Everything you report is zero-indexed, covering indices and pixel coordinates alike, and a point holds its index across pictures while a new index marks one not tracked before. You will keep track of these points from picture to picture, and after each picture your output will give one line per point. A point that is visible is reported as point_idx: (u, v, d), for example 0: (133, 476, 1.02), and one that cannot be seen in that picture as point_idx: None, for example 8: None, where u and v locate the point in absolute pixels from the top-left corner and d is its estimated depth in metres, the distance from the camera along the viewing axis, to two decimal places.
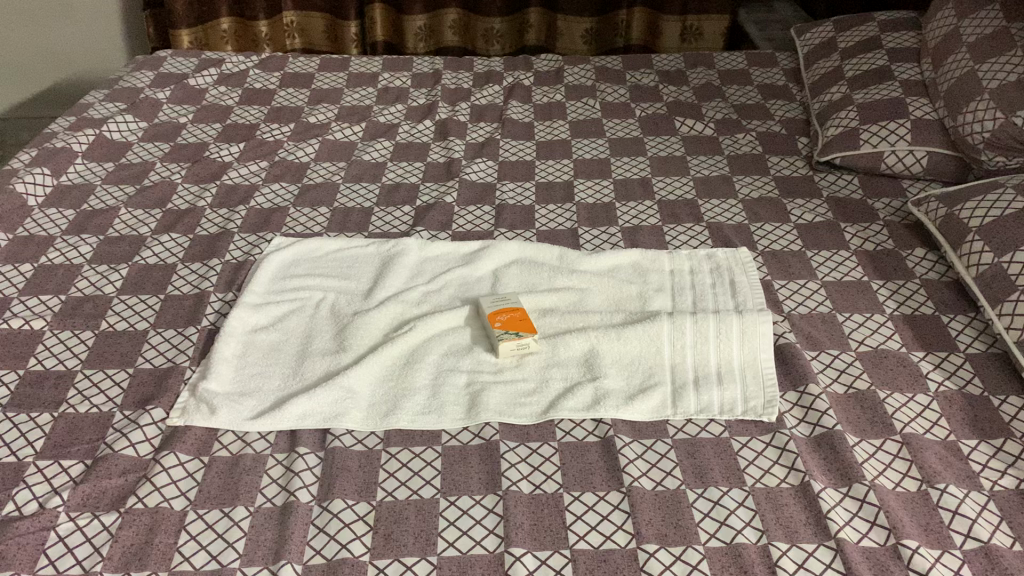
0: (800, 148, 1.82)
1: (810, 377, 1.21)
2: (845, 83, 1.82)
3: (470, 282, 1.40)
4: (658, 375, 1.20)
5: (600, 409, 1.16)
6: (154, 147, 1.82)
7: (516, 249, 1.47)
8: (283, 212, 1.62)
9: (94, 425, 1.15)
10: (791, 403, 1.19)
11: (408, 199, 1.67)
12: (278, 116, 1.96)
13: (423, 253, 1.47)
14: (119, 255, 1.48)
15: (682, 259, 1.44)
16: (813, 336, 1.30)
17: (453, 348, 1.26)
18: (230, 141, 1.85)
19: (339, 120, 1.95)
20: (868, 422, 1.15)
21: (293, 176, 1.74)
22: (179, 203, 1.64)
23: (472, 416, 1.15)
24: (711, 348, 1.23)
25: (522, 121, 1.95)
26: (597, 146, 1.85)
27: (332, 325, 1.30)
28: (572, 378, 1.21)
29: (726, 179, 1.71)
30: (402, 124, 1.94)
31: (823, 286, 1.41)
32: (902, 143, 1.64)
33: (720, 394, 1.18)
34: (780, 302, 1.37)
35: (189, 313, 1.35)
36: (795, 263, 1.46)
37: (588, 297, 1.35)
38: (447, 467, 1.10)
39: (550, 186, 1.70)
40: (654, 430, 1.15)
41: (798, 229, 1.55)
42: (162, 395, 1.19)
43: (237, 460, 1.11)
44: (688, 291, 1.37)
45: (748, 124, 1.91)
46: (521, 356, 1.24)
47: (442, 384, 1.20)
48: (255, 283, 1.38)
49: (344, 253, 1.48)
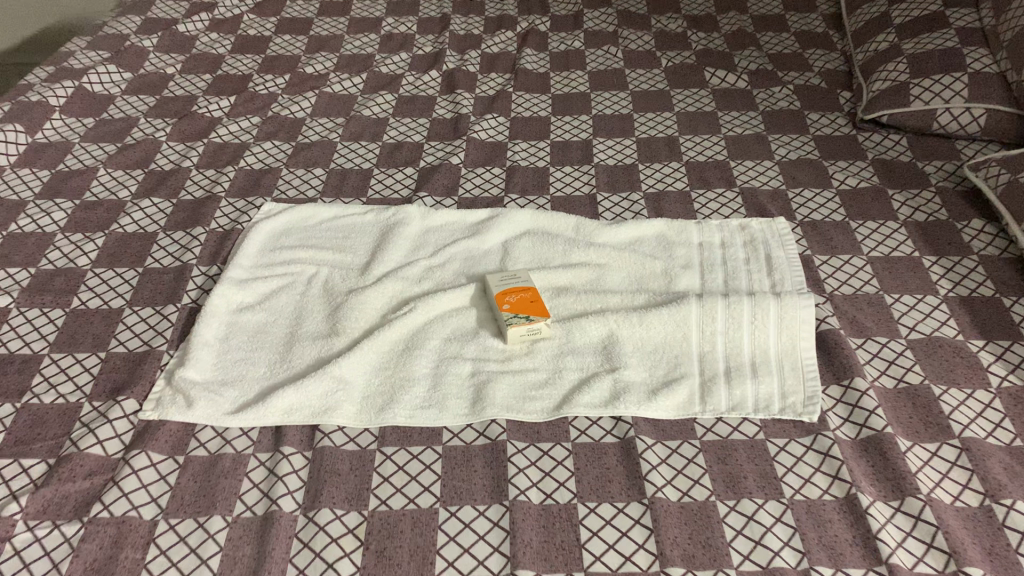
0: (842, 103, 1.65)
1: (856, 370, 1.08)
2: (893, 32, 1.65)
3: (478, 256, 1.30)
4: (684, 367, 1.09)
5: (619, 406, 1.04)
6: (137, 101, 1.68)
7: (528, 218, 1.36)
8: (276, 174, 1.49)
9: (60, 418, 1.04)
10: (835, 398, 1.06)
11: (411, 160, 1.53)
12: (274, 66, 1.81)
13: (426, 223, 1.36)
14: (96, 223, 1.36)
15: (711, 231, 1.32)
16: (857, 321, 1.17)
17: (456, 333, 1.16)
18: (222, 93, 1.71)
19: (338, 70, 1.80)
20: (922, 424, 1.02)
21: (287, 133, 1.60)
22: (163, 163, 1.50)
23: (477, 413, 1.04)
24: (744, 335, 1.11)
25: (537, 71, 1.80)
26: (619, 99, 1.69)
27: (325, 306, 1.20)
28: (589, 369, 1.10)
29: (760, 138, 1.55)
30: (406, 75, 1.79)
31: (868, 263, 1.26)
32: (957, 99, 1.47)
33: (754, 388, 1.06)
34: (821, 281, 1.23)
35: (169, 288, 1.24)
36: (838, 236, 1.32)
37: (606, 276, 1.24)
38: (449, 472, 0.98)
39: (566, 146, 1.56)
40: (679, 431, 1.03)
41: (840, 196, 1.40)
42: (136, 384, 1.08)
43: (216, 461, 1.00)
44: (717, 268, 1.25)
45: (784, 75, 1.74)
46: (531, 343, 1.14)
47: (444, 374, 1.09)
48: (241, 256, 1.27)
49: (340, 221, 1.37)
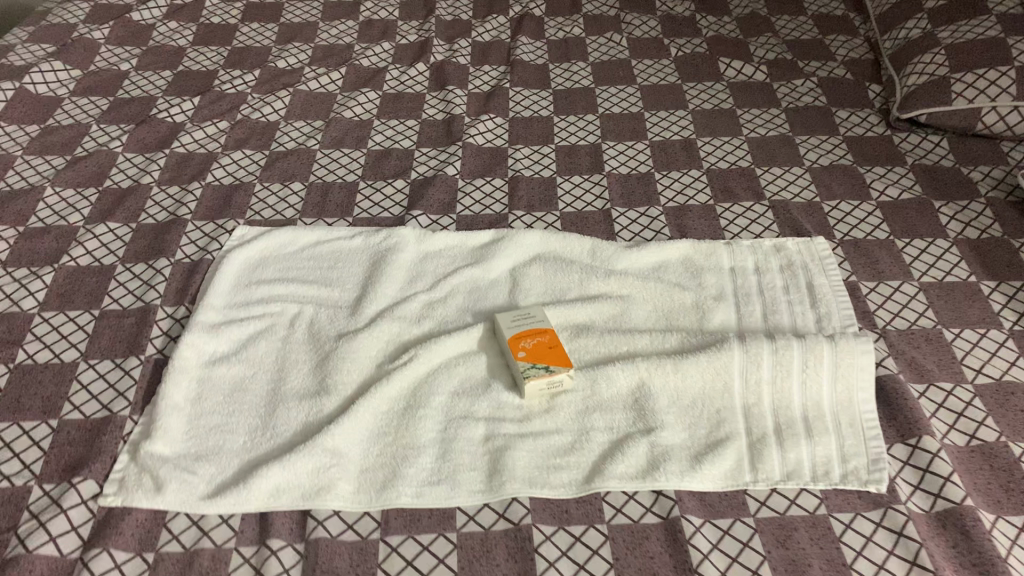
0: (871, 98, 1.51)
1: (924, 426, 0.95)
2: (925, 17, 1.50)
3: (483, 288, 1.14)
4: (729, 426, 0.95)
5: (659, 478, 0.90)
6: (88, 104, 1.49)
7: (538, 240, 1.20)
8: (248, 190, 1.32)
9: (4, 507, 0.89)
10: (902, 460, 0.93)
11: (400, 170, 1.37)
12: (242, 60, 1.63)
13: (423, 247, 1.20)
14: (43, 255, 1.19)
15: (743, 253, 1.18)
16: (917, 363, 1.03)
17: (465, 386, 1.01)
18: (184, 93, 1.53)
19: (314, 64, 1.62)
20: (1004, 492, 0.90)
21: (260, 140, 1.43)
22: (119, 179, 1.33)
23: (495, 490, 0.90)
24: (795, 386, 0.98)
25: (534, 63, 1.63)
26: (627, 95, 1.54)
27: (311, 355, 1.04)
28: (620, 429, 0.96)
29: (786, 140, 1.41)
30: (390, 68, 1.62)
31: (922, 290, 1.13)
32: (1004, 97, 1.33)
33: (811, 450, 0.93)
34: (871, 313, 1.10)
35: (131, 335, 1.08)
36: (885, 258, 1.18)
37: (631, 311, 1.10)
38: (467, 567, 0.84)
39: (573, 152, 1.40)
40: (729, 506, 0.89)
41: (882, 209, 1.26)
42: (95, 461, 0.92)
43: (191, 560, 0.84)
44: (755, 299, 1.10)
45: (806, 66, 1.59)
46: (551, 398, 0.99)
47: (455, 441, 0.94)
48: (212, 295, 1.11)
49: (325, 246, 1.20)
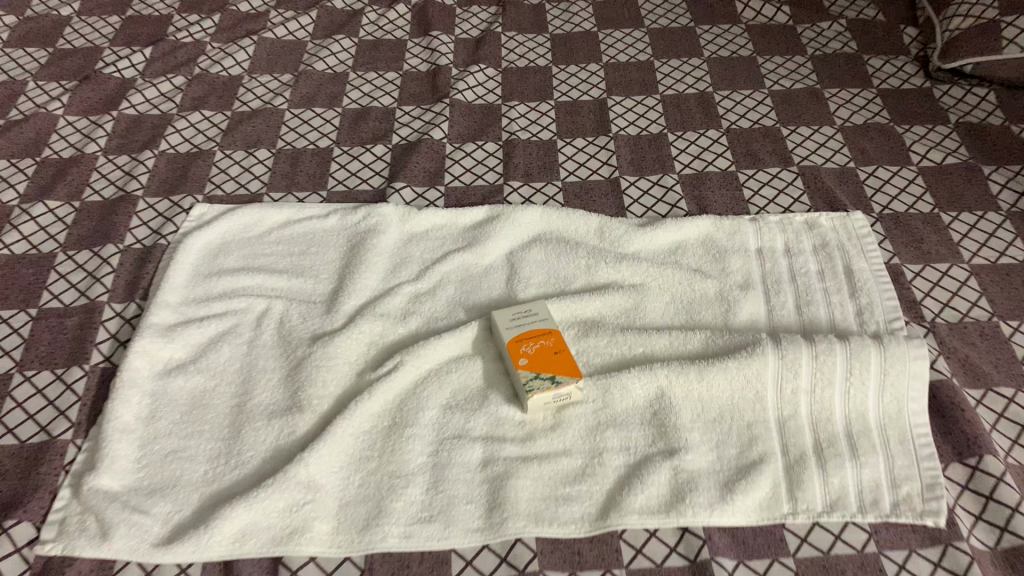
0: (907, 43, 1.35)
1: (984, 444, 0.83)
2: None
3: (477, 276, 1.00)
4: (763, 446, 0.83)
5: (684, 512, 0.78)
6: (24, 56, 1.32)
7: (538, 219, 1.06)
8: (208, 159, 1.16)
9: None
10: (960, 485, 0.81)
11: (380, 133, 1.21)
12: (200, 2, 1.44)
13: (407, 227, 1.06)
14: None
15: (771, 231, 1.04)
16: (972, 364, 0.91)
17: (459, 399, 0.88)
18: (134, 43, 1.35)
19: (281, 6, 1.44)
20: None
21: (221, 98, 1.26)
22: (60, 148, 1.17)
23: (497, 529, 0.78)
24: (836, 396, 0.85)
25: (529, 4, 1.46)
26: (634, 41, 1.37)
27: (282, 364, 0.91)
28: (638, 450, 0.83)
29: (815, 94, 1.25)
30: (367, 11, 1.44)
31: (974, 275, 1.00)
32: None
33: (857, 475, 0.81)
34: (918, 303, 0.97)
35: (74, 340, 0.94)
36: (930, 235, 1.05)
37: (646, 303, 0.96)
38: None
39: (575, 110, 1.24)
40: (765, 545, 0.78)
41: (925, 176, 1.12)
42: (31, 499, 0.80)
43: None
44: (787, 287, 0.97)
45: (832, 6, 1.43)
46: (557, 412, 0.87)
47: (448, 468, 0.82)
48: (167, 290, 0.97)
49: (296, 228, 1.06)
